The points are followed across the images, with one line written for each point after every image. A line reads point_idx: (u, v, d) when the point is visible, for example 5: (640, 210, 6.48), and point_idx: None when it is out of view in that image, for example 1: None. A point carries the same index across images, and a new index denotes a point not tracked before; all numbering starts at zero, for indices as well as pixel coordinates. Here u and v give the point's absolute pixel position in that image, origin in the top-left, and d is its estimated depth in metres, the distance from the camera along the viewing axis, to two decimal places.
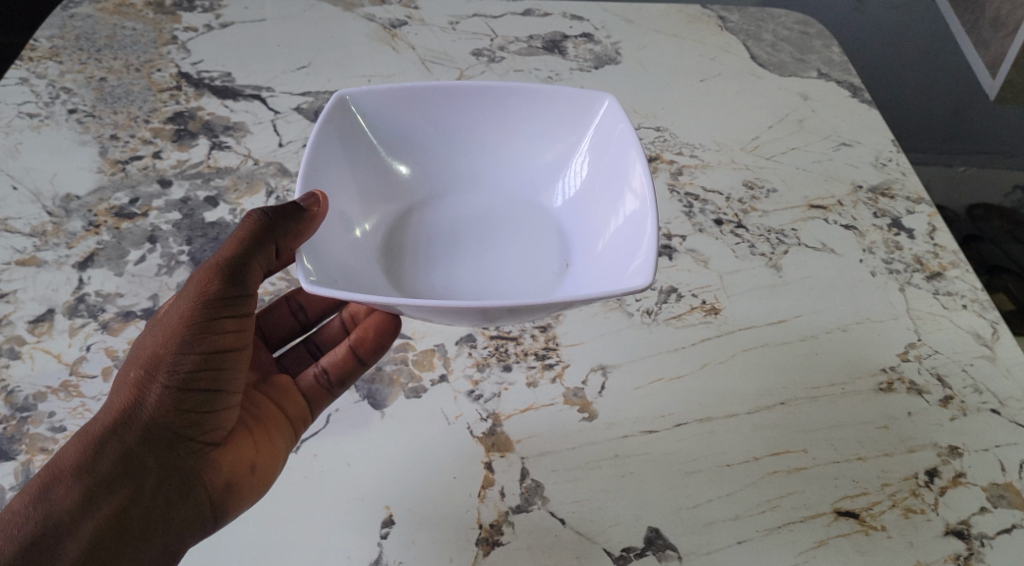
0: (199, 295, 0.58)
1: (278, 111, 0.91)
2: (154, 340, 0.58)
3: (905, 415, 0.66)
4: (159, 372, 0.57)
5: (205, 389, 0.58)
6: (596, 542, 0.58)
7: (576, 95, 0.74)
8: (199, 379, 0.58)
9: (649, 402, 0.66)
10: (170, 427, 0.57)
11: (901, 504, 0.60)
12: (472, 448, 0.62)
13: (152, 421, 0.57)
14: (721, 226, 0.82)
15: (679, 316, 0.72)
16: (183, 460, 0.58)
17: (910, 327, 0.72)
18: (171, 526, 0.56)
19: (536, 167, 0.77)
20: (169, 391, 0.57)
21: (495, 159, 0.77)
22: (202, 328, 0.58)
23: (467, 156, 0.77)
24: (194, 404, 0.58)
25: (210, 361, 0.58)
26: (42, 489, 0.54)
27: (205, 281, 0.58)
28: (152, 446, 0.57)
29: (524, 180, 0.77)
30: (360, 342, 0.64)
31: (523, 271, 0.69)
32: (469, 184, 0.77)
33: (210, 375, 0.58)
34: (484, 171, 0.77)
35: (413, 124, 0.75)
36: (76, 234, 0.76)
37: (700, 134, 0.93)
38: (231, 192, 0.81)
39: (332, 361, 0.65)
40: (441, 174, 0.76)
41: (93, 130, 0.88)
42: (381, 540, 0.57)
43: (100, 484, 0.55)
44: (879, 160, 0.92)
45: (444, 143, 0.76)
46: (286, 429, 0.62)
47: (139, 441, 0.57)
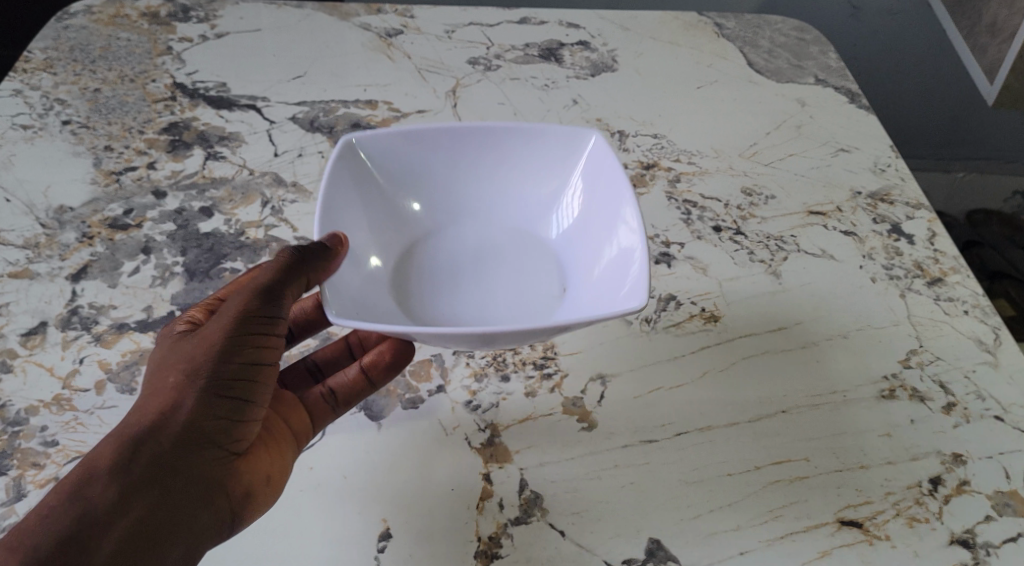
0: (237, 309, 0.58)
1: (274, 121, 0.91)
2: (195, 347, 0.57)
3: (908, 422, 0.65)
4: (200, 377, 0.56)
5: (240, 399, 0.57)
6: (595, 553, 0.57)
7: (567, 133, 0.74)
8: (235, 388, 0.57)
9: (648, 410, 0.65)
10: (205, 431, 0.56)
11: (905, 513, 0.59)
12: (470, 459, 0.62)
13: (189, 424, 0.55)
14: (720, 234, 0.81)
15: (678, 324, 0.72)
16: (208, 467, 0.55)
17: (912, 334, 0.72)
18: (196, 529, 0.53)
19: (529, 201, 0.76)
20: (208, 395, 0.56)
21: (490, 194, 0.76)
22: (243, 340, 0.57)
23: (464, 191, 0.76)
24: (224, 410, 0.56)
25: (246, 372, 0.57)
26: (73, 486, 0.51)
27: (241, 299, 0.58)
28: (182, 451, 0.55)
29: (519, 214, 0.76)
30: (374, 365, 0.62)
31: (520, 303, 0.69)
32: (466, 217, 0.76)
33: (241, 385, 0.57)
34: (480, 207, 0.76)
35: (413, 163, 0.74)
36: (69, 246, 0.75)
37: (697, 140, 0.93)
38: (226, 202, 0.81)
39: (340, 380, 0.62)
40: (439, 210, 0.76)
41: (87, 141, 0.87)
42: (378, 553, 0.56)
43: (136, 483, 0.52)
44: (878, 166, 0.91)
45: (441, 180, 0.76)
46: (291, 444, 0.60)
47: (173, 443, 0.54)
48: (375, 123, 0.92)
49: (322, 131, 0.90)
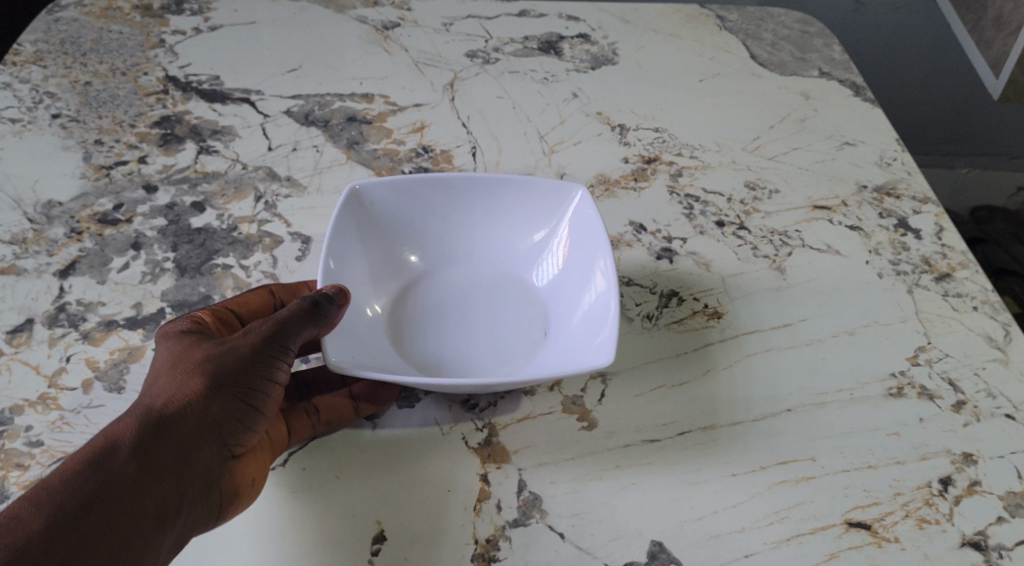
0: (260, 331, 0.57)
1: (268, 115, 0.89)
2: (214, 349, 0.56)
3: (916, 420, 0.63)
4: (218, 378, 0.54)
5: (251, 406, 0.55)
6: (596, 556, 0.55)
7: (555, 188, 0.73)
8: (249, 395, 0.55)
9: (651, 409, 0.64)
10: (217, 428, 0.54)
11: (914, 514, 0.58)
12: (467, 459, 0.60)
13: (202, 418, 0.53)
14: (723, 228, 0.80)
15: (681, 321, 0.70)
16: (210, 466, 0.53)
17: (920, 330, 0.70)
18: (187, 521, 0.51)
19: (521, 253, 0.74)
20: (224, 396, 0.54)
21: (482, 245, 0.74)
22: (262, 355, 0.56)
23: (456, 239, 0.74)
24: (232, 414, 0.54)
25: (259, 383, 0.55)
26: (81, 467, 0.49)
27: (263, 323, 0.57)
28: (188, 446, 0.52)
29: (509, 265, 0.74)
30: (368, 399, 0.61)
31: (504, 360, 0.66)
32: (455, 266, 0.74)
33: (251, 395, 0.55)
34: (471, 256, 0.74)
35: (411, 209, 0.73)
36: (58, 241, 0.74)
37: (700, 134, 0.91)
38: (219, 197, 0.79)
39: (327, 403, 0.60)
40: (431, 256, 0.74)
41: (77, 135, 0.85)
42: (371, 556, 0.55)
43: (145, 465, 0.50)
44: (883, 159, 0.90)
45: (436, 227, 0.74)
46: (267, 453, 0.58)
47: (185, 433, 0.52)
48: (371, 117, 0.90)
49: (317, 125, 0.88)
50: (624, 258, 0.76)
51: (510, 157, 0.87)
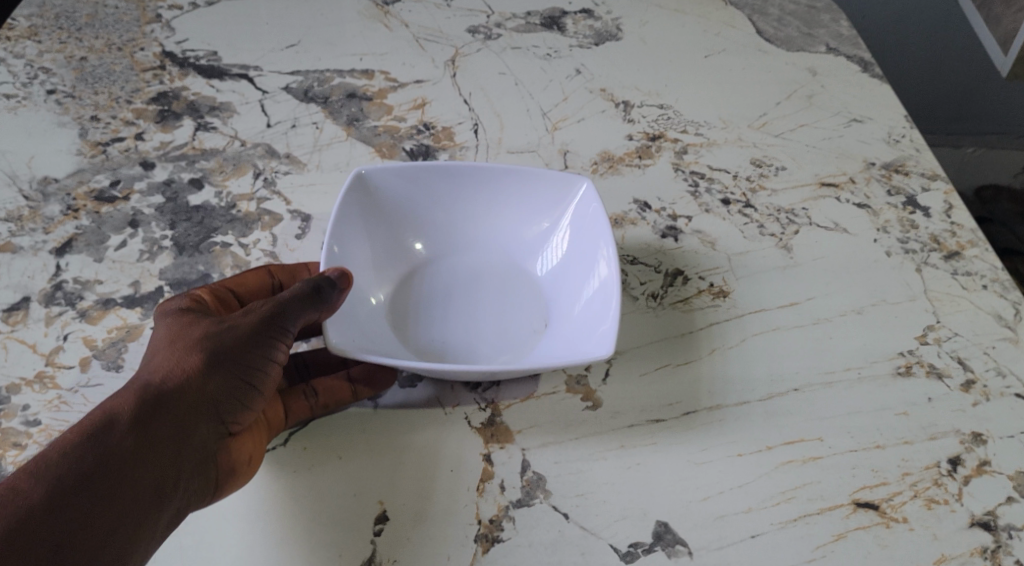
0: (261, 310, 0.56)
1: (267, 91, 0.88)
2: (214, 326, 0.55)
3: (925, 400, 0.63)
4: (215, 354, 0.54)
5: (250, 384, 0.54)
6: (601, 537, 0.55)
7: (561, 178, 0.71)
8: (246, 374, 0.54)
9: (656, 389, 0.63)
10: (215, 405, 0.53)
11: (923, 494, 0.57)
12: (470, 439, 0.59)
13: (201, 394, 0.52)
14: (729, 206, 0.79)
15: (686, 300, 0.69)
16: (208, 444, 0.52)
17: (929, 309, 0.69)
18: (183, 497, 0.50)
19: (524, 245, 0.73)
20: (222, 373, 0.53)
21: (486, 237, 0.73)
22: (260, 335, 0.55)
23: (460, 230, 0.73)
24: (231, 392, 0.53)
25: (256, 363, 0.54)
26: (80, 441, 0.48)
27: (265, 303, 0.56)
28: (187, 422, 0.52)
29: (512, 257, 0.72)
30: (369, 383, 0.60)
31: (506, 352, 0.65)
32: (458, 257, 0.72)
33: (250, 373, 0.54)
34: (474, 248, 0.73)
35: (416, 198, 0.72)
36: (54, 219, 0.72)
37: (706, 111, 0.90)
38: (217, 174, 0.78)
39: (327, 387, 0.59)
40: (434, 247, 0.72)
41: (73, 111, 0.84)
42: (374, 537, 0.54)
43: (144, 440, 0.50)
44: (892, 136, 0.88)
45: (440, 218, 0.72)
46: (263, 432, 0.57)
47: (184, 409, 0.52)
48: (371, 93, 0.88)
49: (316, 101, 0.87)
50: (629, 237, 0.75)
51: (513, 134, 0.85)
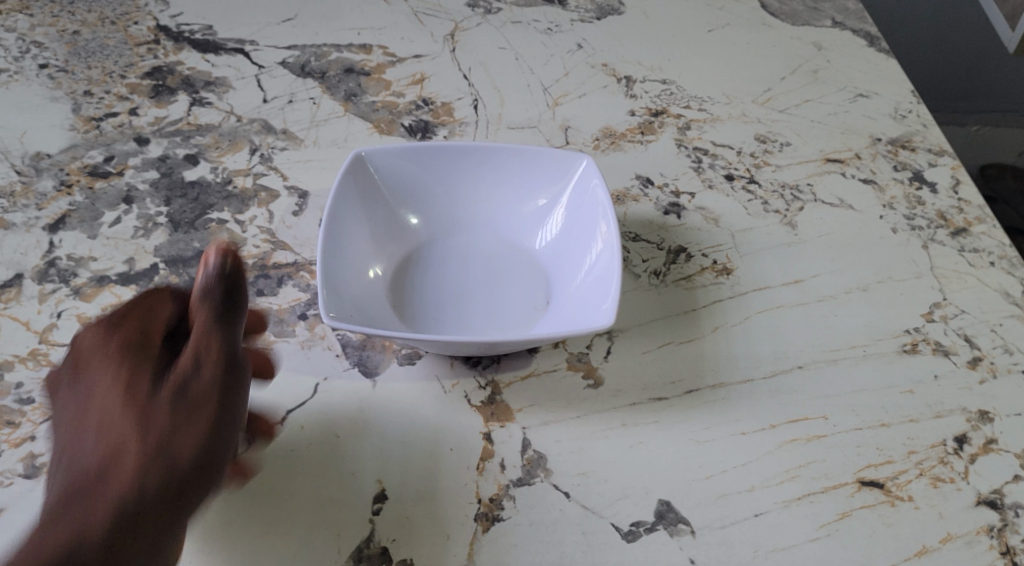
0: (218, 348, 0.46)
1: (263, 66, 0.86)
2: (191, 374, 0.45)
3: (931, 377, 0.62)
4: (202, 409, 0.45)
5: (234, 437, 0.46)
6: (602, 516, 0.54)
7: (563, 156, 0.70)
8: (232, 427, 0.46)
9: (658, 366, 0.62)
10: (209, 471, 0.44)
11: (929, 473, 0.57)
12: (470, 417, 0.59)
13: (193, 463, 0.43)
14: (732, 183, 0.77)
15: (689, 278, 0.68)
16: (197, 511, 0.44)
17: (935, 286, 0.68)
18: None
19: (525, 227, 0.71)
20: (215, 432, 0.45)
21: (487, 218, 0.72)
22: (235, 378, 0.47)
23: (461, 212, 0.72)
24: (211, 448, 0.44)
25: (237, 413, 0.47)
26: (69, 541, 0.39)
27: (212, 331, 0.47)
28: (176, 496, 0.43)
29: (513, 239, 0.71)
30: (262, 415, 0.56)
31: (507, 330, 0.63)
32: (458, 239, 0.71)
33: (232, 408, 0.46)
34: (475, 230, 0.72)
35: (416, 180, 0.70)
36: (47, 194, 0.71)
37: (709, 86, 0.88)
38: (213, 149, 0.77)
39: None
40: (435, 229, 0.71)
41: (66, 85, 0.82)
42: (373, 515, 0.53)
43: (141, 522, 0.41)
44: (898, 112, 0.87)
45: (440, 199, 0.71)
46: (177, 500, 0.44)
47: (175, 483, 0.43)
48: (369, 68, 0.87)
49: (313, 76, 0.85)
50: (631, 213, 0.74)
51: (513, 110, 0.84)
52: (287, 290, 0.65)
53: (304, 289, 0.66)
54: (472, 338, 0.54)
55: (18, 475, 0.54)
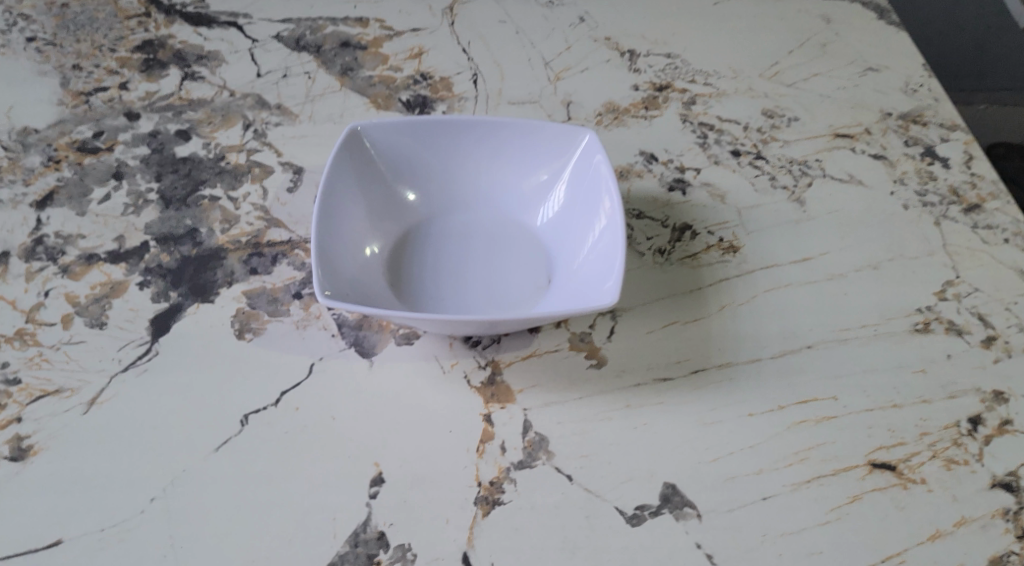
0: None
1: (256, 40, 0.83)
2: None
3: (944, 357, 0.60)
4: None
5: None
6: (606, 500, 0.53)
7: (565, 130, 0.68)
8: None
9: (662, 346, 0.60)
10: None
11: (942, 455, 0.55)
12: (470, 398, 0.57)
13: None
14: (739, 158, 0.75)
15: (695, 256, 0.66)
16: None
17: (948, 264, 0.67)
18: None
19: (527, 204, 0.69)
20: None
21: (487, 196, 0.70)
22: None
23: (460, 189, 0.70)
24: None
25: None
26: None
27: None
28: None
29: (514, 216, 0.69)
30: None
31: (508, 309, 0.62)
32: (457, 217, 0.69)
33: None
34: (475, 207, 0.70)
35: (414, 155, 0.68)
36: (34, 170, 0.69)
37: (715, 60, 0.85)
38: (205, 125, 0.75)
39: None
40: (434, 206, 0.69)
41: (54, 59, 0.80)
42: (370, 499, 0.52)
43: None
44: (909, 86, 0.84)
45: (439, 175, 0.69)
46: None
47: None
48: (366, 42, 0.84)
49: (308, 50, 0.83)
50: (635, 190, 0.72)
51: (513, 84, 0.81)
52: (281, 268, 0.63)
53: (299, 268, 0.64)
54: (472, 318, 0.52)
55: (5, 457, 0.52)
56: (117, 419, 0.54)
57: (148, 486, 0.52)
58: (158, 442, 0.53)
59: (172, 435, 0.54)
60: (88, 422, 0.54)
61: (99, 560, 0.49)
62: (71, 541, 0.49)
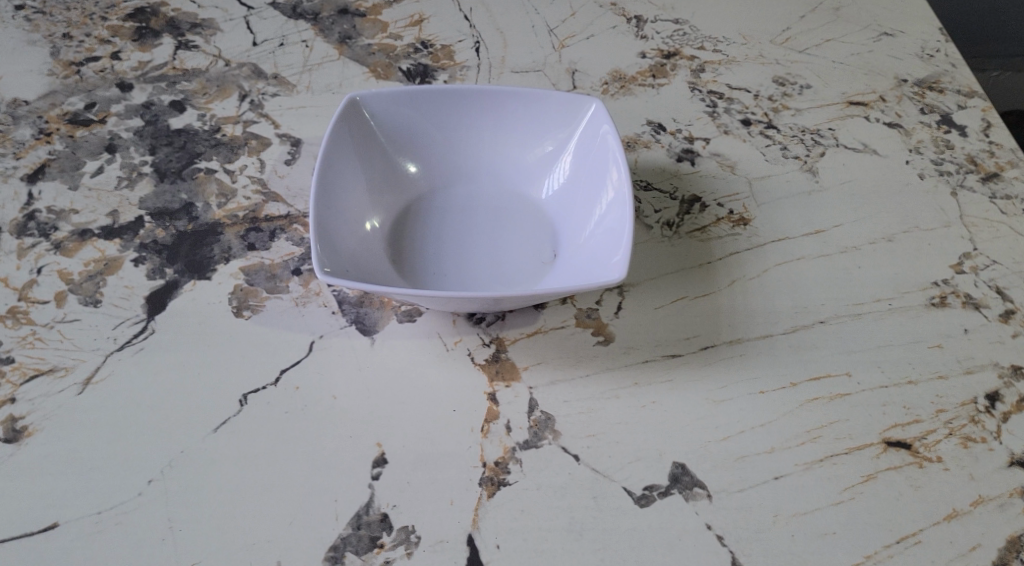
0: None
1: (252, 7, 0.81)
2: None
3: (961, 332, 0.59)
4: None
5: None
6: (614, 480, 0.52)
7: (571, 100, 0.66)
8: None
9: (671, 322, 0.59)
10: None
11: (958, 432, 0.54)
12: (474, 377, 0.56)
13: None
14: (749, 127, 0.73)
15: (705, 228, 0.65)
16: None
17: (965, 236, 0.65)
18: None
19: (532, 176, 0.68)
20: None
21: (491, 168, 0.68)
22: None
23: (463, 162, 0.68)
24: None
25: None
26: None
27: None
28: None
29: (519, 189, 0.67)
30: None
31: (513, 285, 0.60)
32: (460, 190, 0.67)
33: None
34: (478, 180, 0.68)
35: (415, 126, 0.66)
36: (25, 144, 0.67)
37: (725, 26, 0.83)
38: (200, 96, 0.72)
39: None
40: (436, 179, 0.67)
41: (43, 28, 0.77)
42: (373, 481, 0.51)
43: None
44: (926, 51, 0.81)
45: (442, 147, 0.67)
46: None
47: None
48: (364, 9, 0.82)
49: (305, 18, 0.80)
50: (642, 160, 0.69)
51: (517, 52, 0.79)
52: (279, 244, 0.62)
53: (298, 243, 0.62)
54: (475, 294, 0.50)
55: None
56: (114, 399, 0.53)
57: (146, 468, 0.51)
58: (155, 423, 0.52)
59: (170, 416, 0.53)
60: (83, 402, 0.53)
61: (96, 543, 0.48)
62: (68, 524, 0.48)
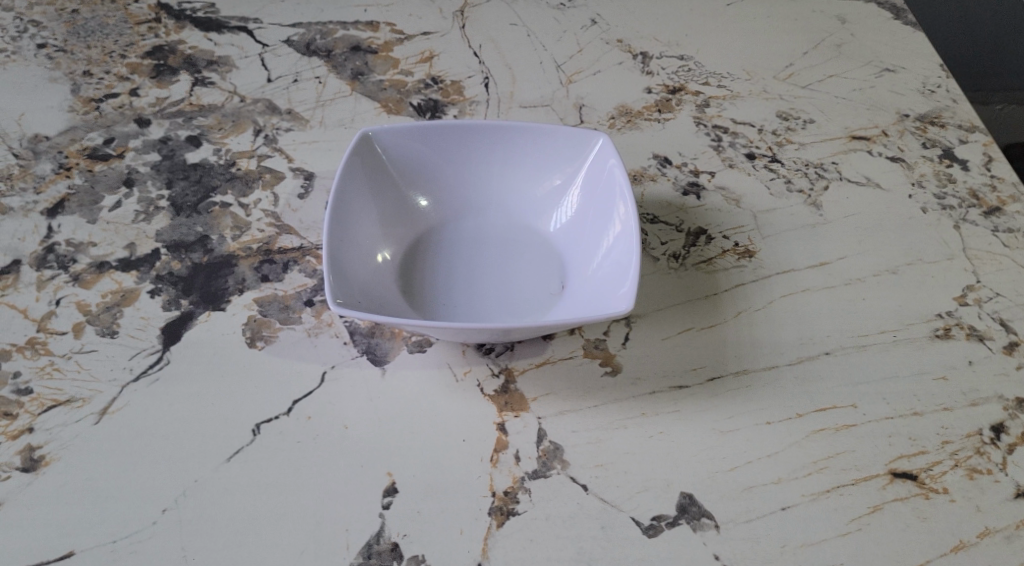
0: None
1: (267, 45, 0.83)
2: None
3: (965, 364, 0.59)
4: None
5: None
6: (623, 510, 0.52)
7: (579, 135, 0.67)
8: None
9: (678, 353, 0.59)
10: None
11: (964, 464, 0.54)
12: (483, 407, 0.56)
13: None
14: (754, 161, 0.74)
15: (710, 260, 0.66)
16: None
17: (968, 268, 0.65)
18: None
19: (541, 209, 0.69)
20: None
21: (501, 201, 0.69)
22: None
23: (473, 195, 0.69)
24: None
25: None
26: None
27: None
28: None
29: (528, 221, 0.69)
30: None
31: (522, 316, 0.61)
32: (470, 222, 0.68)
33: None
34: (488, 213, 0.69)
35: (426, 161, 0.68)
36: (45, 178, 0.69)
37: (729, 62, 0.84)
38: (216, 131, 0.74)
39: None
40: (446, 211, 0.69)
41: (64, 66, 0.80)
42: (383, 510, 0.51)
43: None
44: (927, 86, 0.83)
45: (452, 181, 0.69)
46: None
47: None
48: (376, 46, 0.84)
49: (319, 55, 0.83)
50: (649, 194, 0.71)
51: (525, 88, 0.80)
52: (293, 276, 0.63)
53: (310, 275, 0.63)
54: (485, 326, 0.51)
55: (16, 468, 0.52)
56: (129, 429, 0.54)
57: (159, 497, 0.51)
58: (169, 453, 0.53)
59: (184, 445, 0.53)
60: (99, 432, 0.54)
61: None
62: (82, 553, 0.49)
